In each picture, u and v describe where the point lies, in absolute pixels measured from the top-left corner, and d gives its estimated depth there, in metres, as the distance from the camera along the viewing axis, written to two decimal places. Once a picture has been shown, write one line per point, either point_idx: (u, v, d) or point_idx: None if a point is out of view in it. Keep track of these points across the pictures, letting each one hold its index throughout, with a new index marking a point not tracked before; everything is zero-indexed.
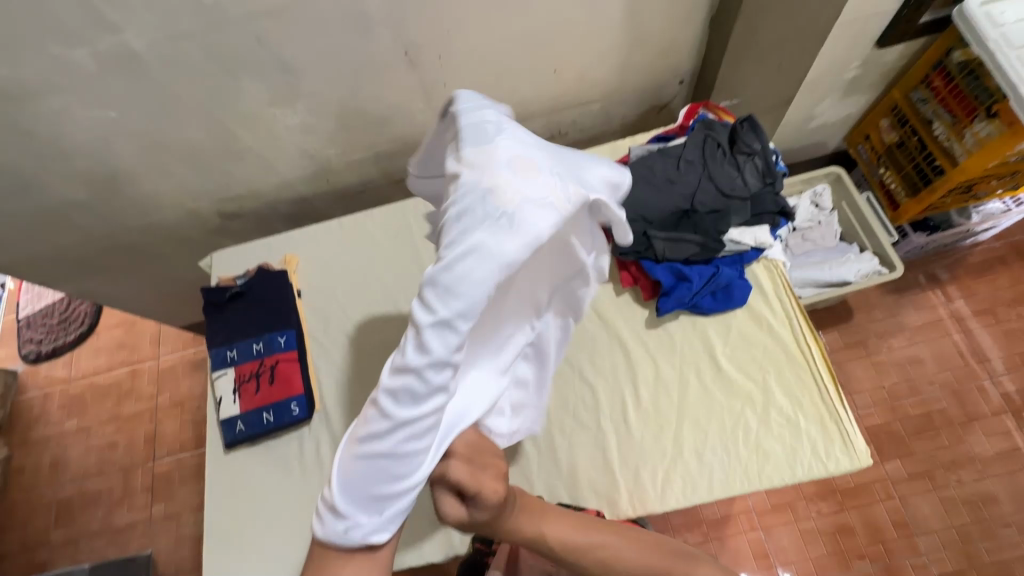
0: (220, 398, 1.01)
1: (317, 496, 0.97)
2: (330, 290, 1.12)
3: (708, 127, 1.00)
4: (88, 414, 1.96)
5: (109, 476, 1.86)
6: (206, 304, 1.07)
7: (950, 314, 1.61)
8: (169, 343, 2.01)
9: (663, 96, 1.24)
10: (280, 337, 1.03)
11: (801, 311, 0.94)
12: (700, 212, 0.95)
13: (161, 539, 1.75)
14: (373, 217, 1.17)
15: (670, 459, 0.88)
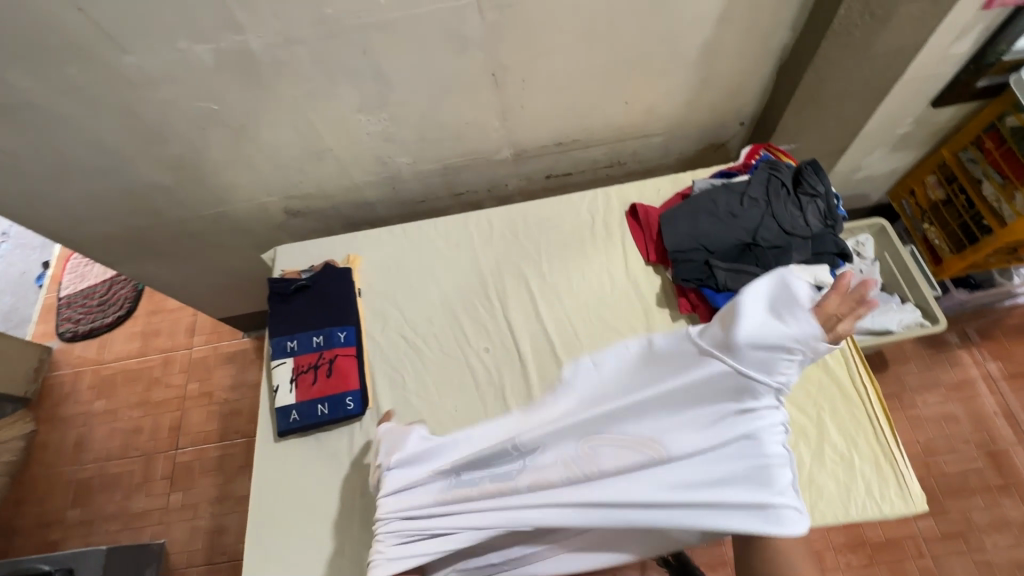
0: (278, 386, 1.03)
1: (363, 491, 0.97)
2: (390, 291, 1.15)
3: (772, 167, 1.05)
4: (117, 396, 1.99)
5: (130, 460, 1.87)
6: (272, 294, 1.11)
7: (987, 374, 1.60)
8: (203, 334, 2.05)
9: (721, 136, 1.29)
10: (341, 332, 1.06)
11: (857, 352, 0.95)
12: (763, 246, 0.98)
13: (176, 529, 1.75)
14: (436, 226, 1.21)
15: None
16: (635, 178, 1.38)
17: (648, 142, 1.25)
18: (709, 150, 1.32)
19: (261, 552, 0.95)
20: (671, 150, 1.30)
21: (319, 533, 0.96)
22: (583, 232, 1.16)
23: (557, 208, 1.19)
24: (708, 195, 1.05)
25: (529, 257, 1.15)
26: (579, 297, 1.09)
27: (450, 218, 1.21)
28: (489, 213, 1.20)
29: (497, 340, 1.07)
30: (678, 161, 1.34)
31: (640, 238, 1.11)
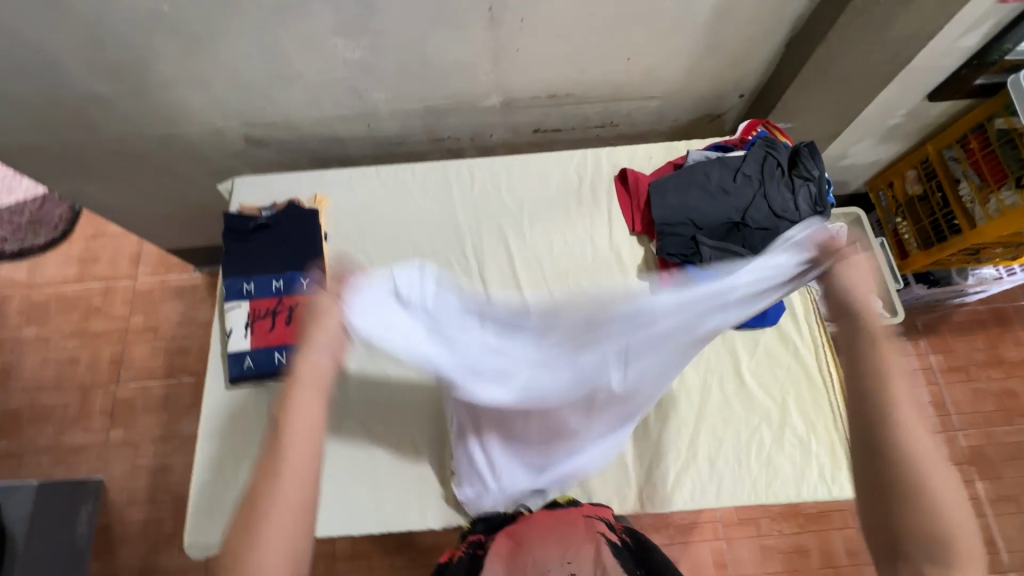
0: (230, 331, 0.96)
1: (321, 446, 0.94)
2: (359, 239, 1.08)
3: (769, 145, 1.01)
4: (50, 324, 1.84)
5: (65, 392, 1.76)
6: (228, 231, 1.02)
7: (928, 365, 1.69)
8: (149, 265, 1.90)
9: (719, 107, 1.23)
10: (303, 278, 0.99)
11: (827, 340, 0.96)
12: (751, 227, 0.96)
13: (115, 465, 1.67)
14: (413, 172, 1.12)
15: (683, 462, 0.90)
16: (626, 143, 1.32)
17: (644, 105, 1.19)
18: (704, 121, 1.27)
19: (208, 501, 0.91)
20: (666, 116, 1.24)
21: None
22: (568, 195, 1.10)
23: (543, 165, 1.12)
24: (702, 168, 1.00)
25: (509, 215, 1.09)
26: (559, 263, 1.05)
27: (429, 165, 1.13)
28: (471, 163, 1.12)
29: (470, 300, 1.02)
30: (672, 129, 1.29)
31: (627, 207, 1.07)
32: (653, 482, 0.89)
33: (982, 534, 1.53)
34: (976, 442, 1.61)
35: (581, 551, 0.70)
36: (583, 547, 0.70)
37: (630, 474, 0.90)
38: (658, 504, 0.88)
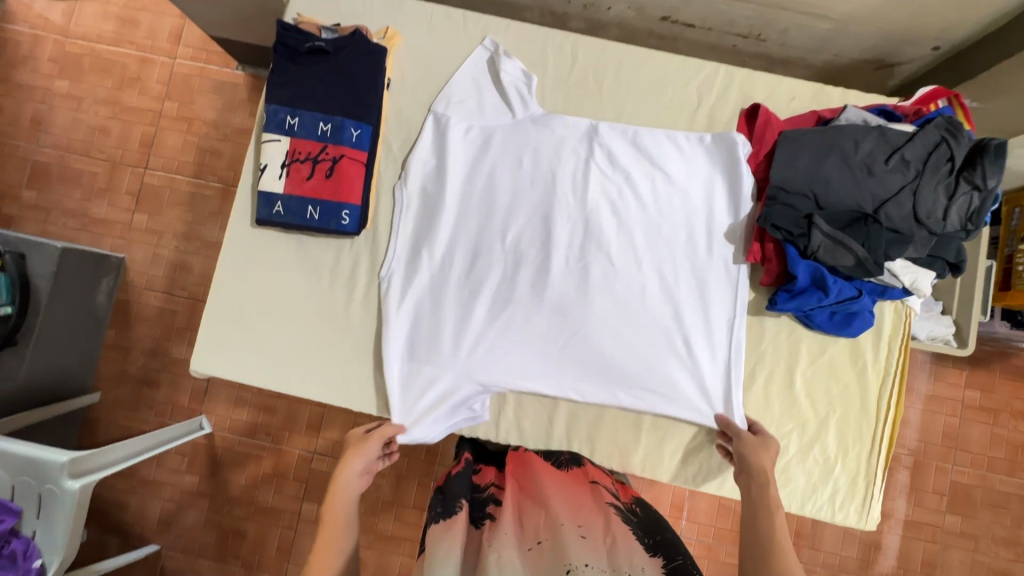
0: (265, 166, 0.85)
1: (339, 314, 0.89)
2: (424, 98, 0.91)
3: (950, 129, 0.79)
4: (82, 83, 1.73)
5: (93, 160, 1.71)
6: (279, 46, 0.85)
7: (959, 398, 1.60)
8: (189, 46, 1.72)
9: (897, 55, 0.97)
10: (354, 129, 0.85)
11: (902, 370, 0.86)
12: (881, 224, 0.79)
13: (137, 248, 1.69)
14: (506, 30, 0.92)
15: (698, 443, 0.86)
16: (764, 65, 1.07)
17: (810, 26, 0.93)
18: (870, 67, 1.01)
19: (217, 337, 0.88)
20: (830, 46, 0.97)
21: (283, 340, 0.88)
22: (678, 117, 0.91)
23: (662, 70, 0.91)
24: (852, 134, 0.81)
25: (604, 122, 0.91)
26: (663, 200, 0.87)
27: (528, 28, 0.92)
28: (578, 40, 0.92)
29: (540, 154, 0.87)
30: (826, 65, 1.03)
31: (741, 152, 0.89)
32: (660, 453, 0.86)
33: (925, 555, 1.57)
34: (967, 480, 1.58)
35: (591, 516, 0.69)
36: (594, 518, 0.69)
37: (640, 439, 0.86)
38: (659, 475, 0.86)
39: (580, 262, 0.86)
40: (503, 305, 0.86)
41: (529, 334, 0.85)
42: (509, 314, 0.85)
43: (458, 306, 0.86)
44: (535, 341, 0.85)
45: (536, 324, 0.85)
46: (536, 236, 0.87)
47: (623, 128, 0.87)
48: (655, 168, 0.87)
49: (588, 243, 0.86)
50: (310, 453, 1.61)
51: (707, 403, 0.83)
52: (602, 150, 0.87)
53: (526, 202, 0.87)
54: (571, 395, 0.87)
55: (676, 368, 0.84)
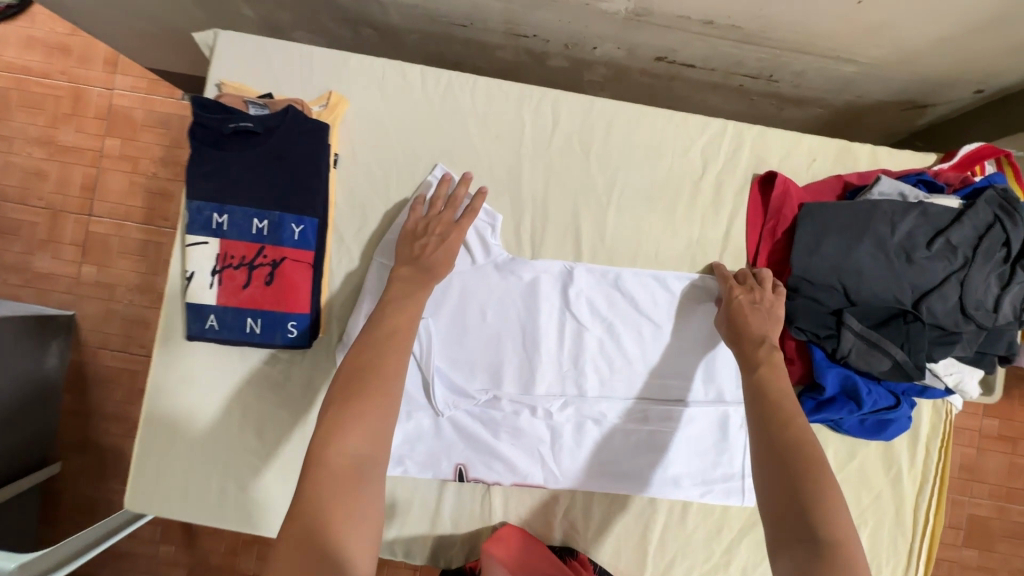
0: (192, 274, 0.72)
1: (293, 438, 0.76)
2: (380, 175, 0.77)
3: (1004, 206, 0.67)
4: (11, 121, 1.55)
5: (31, 208, 1.55)
6: (196, 128, 0.70)
7: (976, 427, 1.52)
8: (128, 75, 1.55)
9: (931, 97, 0.83)
10: (296, 225, 0.71)
11: (942, 476, 0.75)
12: (923, 322, 0.67)
13: (89, 303, 1.54)
14: (473, 91, 0.78)
15: (711, 566, 0.75)
16: (775, 104, 0.93)
17: (832, 69, 0.79)
18: (898, 108, 0.87)
19: (150, 472, 0.75)
20: (854, 87, 0.83)
21: (228, 472, 0.76)
22: (680, 188, 0.77)
23: (660, 131, 0.77)
24: (888, 212, 0.68)
25: (593, 196, 0.77)
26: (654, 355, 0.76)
27: (499, 85, 0.77)
28: (558, 98, 0.77)
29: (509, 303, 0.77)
30: (846, 106, 0.90)
31: (754, 227, 0.76)
32: None
33: None
34: (984, 512, 1.51)
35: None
36: None
37: (645, 566, 0.76)
38: None
39: (558, 428, 0.76)
40: (475, 466, 0.75)
41: (508, 493, 0.76)
42: (482, 476, 0.75)
43: (425, 471, 0.75)
44: (515, 501, 0.76)
45: (513, 483, 0.75)
46: (511, 383, 0.76)
47: (603, 271, 0.76)
48: (642, 315, 0.76)
49: (569, 388, 0.76)
50: None
51: (708, 574, 0.75)
52: (579, 297, 0.76)
53: (494, 344, 0.76)
54: (566, 518, 0.76)
55: (666, 537, 0.76)
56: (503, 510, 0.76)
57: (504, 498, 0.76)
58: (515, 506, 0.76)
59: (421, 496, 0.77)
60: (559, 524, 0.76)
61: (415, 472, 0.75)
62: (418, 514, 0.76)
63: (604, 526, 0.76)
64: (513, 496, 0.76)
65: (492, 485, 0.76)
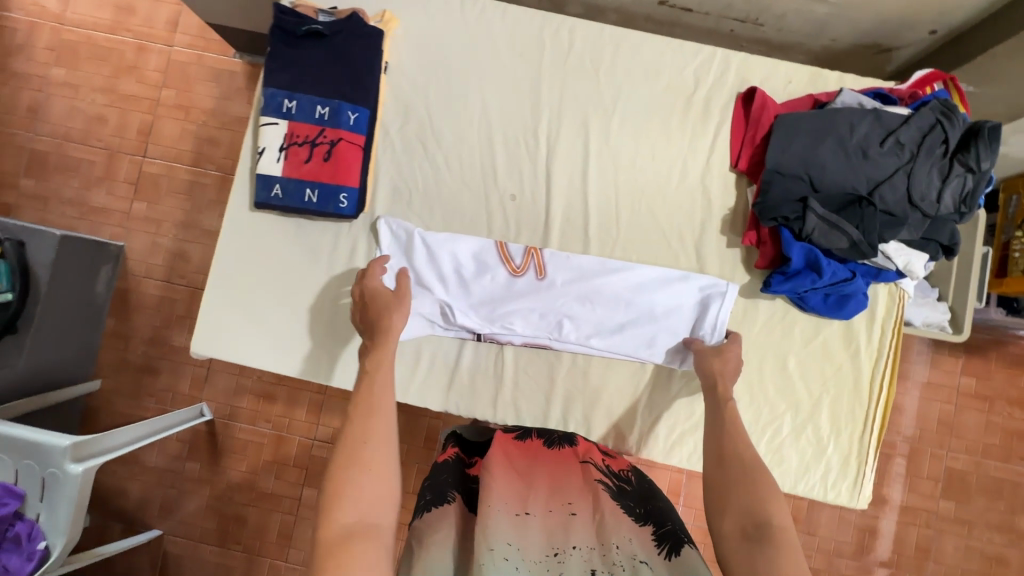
0: (263, 150, 0.86)
1: (335, 298, 0.90)
2: (422, 81, 0.91)
3: (946, 112, 0.80)
4: (79, 71, 1.72)
5: (92, 148, 1.71)
6: (276, 30, 0.86)
7: (954, 385, 1.61)
8: (187, 34, 1.72)
9: (895, 40, 0.97)
10: (352, 112, 0.86)
11: (895, 352, 0.86)
12: (875, 206, 0.80)
13: (137, 236, 1.69)
14: (502, 15, 0.92)
15: (693, 424, 0.87)
16: (762, 49, 1.08)
17: (808, 10, 0.93)
18: (868, 52, 1.01)
19: (214, 323, 0.89)
20: (828, 30, 0.97)
21: (279, 325, 0.89)
22: (675, 102, 0.91)
23: (657, 54, 0.91)
24: (848, 116, 0.82)
25: (600, 106, 0.91)
26: (643, 238, 0.90)
27: (525, 11, 0.92)
28: (573, 23, 0.92)
29: (526, 193, 0.91)
30: (823, 51, 1.04)
31: (737, 136, 0.90)
32: (654, 435, 0.87)
33: (917, 540, 1.59)
34: (961, 465, 1.60)
35: (584, 495, 0.70)
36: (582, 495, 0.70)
37: (636, 421, 0.87)
38: (654, 456, 0.87)
39: (564, 302, 0.88)
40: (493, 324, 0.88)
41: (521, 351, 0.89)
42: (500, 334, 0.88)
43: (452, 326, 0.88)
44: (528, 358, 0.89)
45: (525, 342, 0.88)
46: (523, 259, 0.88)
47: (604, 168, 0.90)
48: (635, 205, 0.90)
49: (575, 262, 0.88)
50: (311, 440, 1.63)
51: (689, 430, 0.87)
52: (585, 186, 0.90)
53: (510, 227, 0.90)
54: (568, 376, 0.88)
55: (653, 396, 0.88)
56: (513, 368, 0.89)
57: (518, 356, 0.89)
58: (527, 362, 0.89)
59: (442, 352, 0.89)
60: (561, 381, 0.88)
61: (440, 331, 0.89)
62: (440, 368, 0.89)
63: (600, 385, 0.88)
64: (523, 356, 0.89)
65: (505, 344, 0.88)
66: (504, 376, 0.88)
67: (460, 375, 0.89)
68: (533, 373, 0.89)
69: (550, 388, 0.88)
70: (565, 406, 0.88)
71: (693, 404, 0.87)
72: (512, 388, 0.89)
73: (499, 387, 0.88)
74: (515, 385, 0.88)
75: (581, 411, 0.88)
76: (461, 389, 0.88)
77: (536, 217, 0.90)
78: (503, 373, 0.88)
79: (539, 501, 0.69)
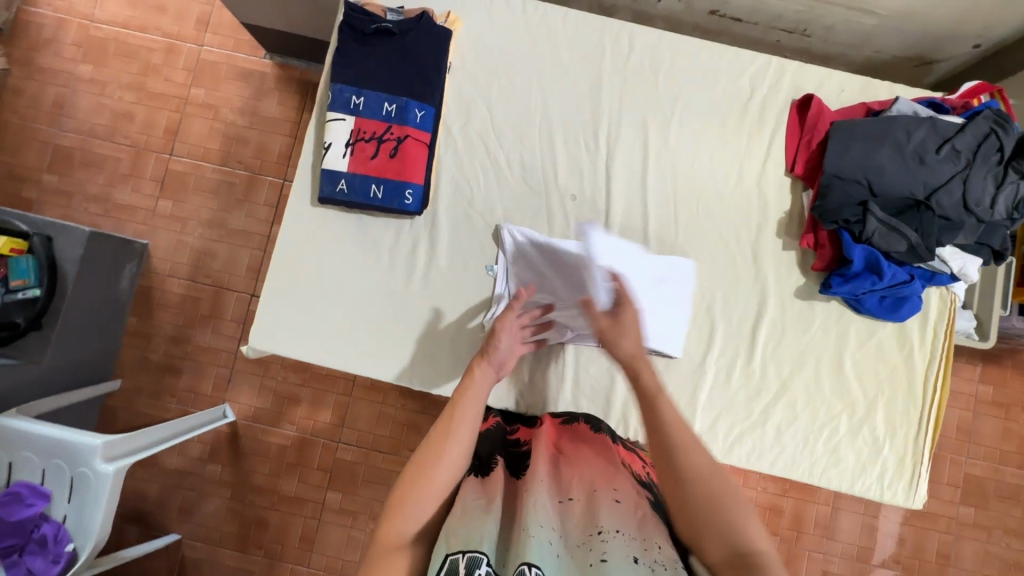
0: (329, 145, 0.86)
1: (396, 294, 0.90)
2: (484, 82, 0.93)
3: (1000, 121, 0.83)
4: (107, 68, 1.71)
5: (118, 145, 1.69)
6: (344, 27, 0.86)
7: (972, 392, 1.64)
8: (217, 34, 1.72)
9: (938, 53, 1.00)
10: (419, 110, 0.86)
11: (947, 354, 0.88)
12: (933, 211, 0.82)
13: (162, 234, 1.67)
14: (564, 19, 0.94)
15: (750, 423, 0.88)
16: (805, 60, 1.11)
17: (858, 22, 0.96)
18: (909, 64, 1.05)
19: (273, 319, 0.89)
20: (875, 41, 1.00)
21: (339, 322, 0.89)
22: (732, 107, 0.93)
23: (715, 61, 0.94)
24: (905, 124, 0.84)
25: (659, 110, 0.93)
26: (702, 239, 0.91)
27: (586, 15, 0.94)
28: (633, 29, 0.94)
29: (586, 192, 0.92)
30: (865, 62, 1.07)
31: (793, 141, 0.92)
32: (713, 434, 0.88)
33: (938, 545, 1.61)
34: (980, 471, 1.63)
35: (626, 484, 0.68)
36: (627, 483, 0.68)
37: (694, 421, 0.88)
38: (712, 456, 0.88)
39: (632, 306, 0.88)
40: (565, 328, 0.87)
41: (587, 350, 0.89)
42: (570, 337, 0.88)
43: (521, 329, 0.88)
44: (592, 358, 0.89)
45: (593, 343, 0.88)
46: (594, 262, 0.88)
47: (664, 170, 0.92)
48: (694, 207, 0.92)
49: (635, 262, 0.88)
50: (335, 443, 1.61)
51: (747, 429, 0.88)
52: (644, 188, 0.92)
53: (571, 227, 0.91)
54: (627, 375, 0.89)
55: (712, 395, 0.88)
56: (574, 367, 0.89)
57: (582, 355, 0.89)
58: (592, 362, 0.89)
59: None
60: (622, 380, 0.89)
61: None
62: None
63: (659, 384, 0.89)
64: (584, 355, 0.89)
65: (566, 343, 0.89)
66: (565, 374, 0.89)
67: (522, 373, 0.89)
68: (594, 373, 0.89)
69: (610, 387, 0.89)
70: (625, 405, 0.88)
71: (750, 403, 0.88)
72: (572, 386, 0.89)
73: (560, 385, 0.89)
74: (576, 384, 0.89)
75: (640, 411, 0.88)
76: (521, 387, 0.89)
77: (597, 218, 0.91)
78: (564, 371, 0.89)
79: (581, 484, 0.67)
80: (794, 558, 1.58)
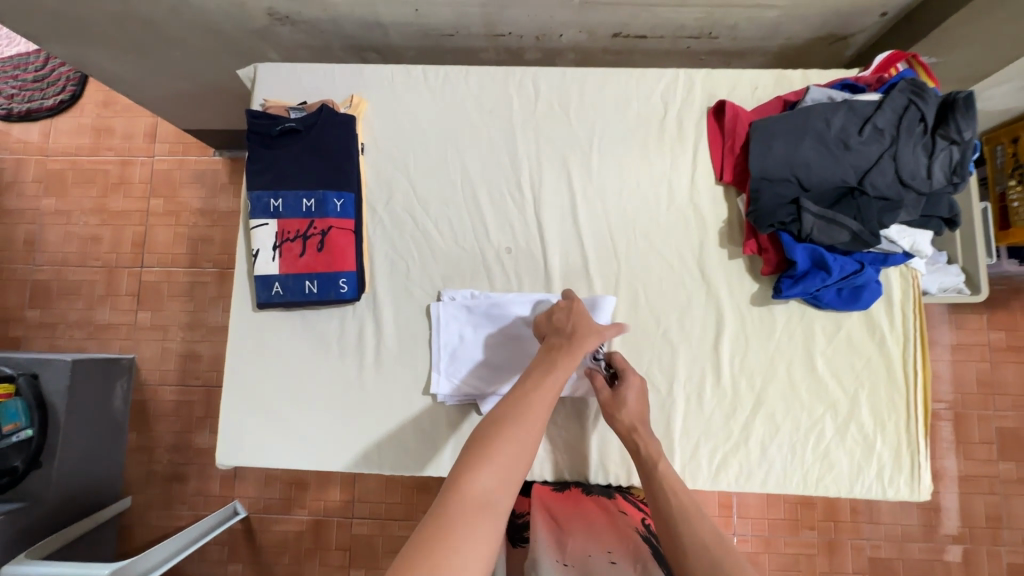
0: (258, 251, 0.87)
1: (352, 382, 0.89)
2: (399, 155, 0.93)
3: (916, 91, 0.80)
4: (68, 197, 1.77)
5: (91, 268, 1.74)
6: (252, 135, 0.88)
7: (985, 342, 1.49)
8: (165, 143, 1.77)
9: (849, 27, 0.98)
10: (338, 199, 0.87)
11: (922, 335, 0.85)
12: (868, 194, 0.80)
13: (146, 345, 1.70)
14: (466, 77, 0.94)
15: (734, 443, 0.85)
16: (721, 58, 1.09)
17: (759, 16, 0.94)
18: (824, 43, 1.03)
19: (235, 429, 0.89)
20: (783, 30, 0.99)
21: (300, 420, 0.88)
22: (649, 128, 0.92)
23: (622, 87, 0.93)
24: (821, 112, 0.82)
25: (577, 146, 0.92)
26: (642, 262, 0.90)
27: (485, 71, 0.94)
28: (535, 72, 0.93)
29: (520, 241, 0.91)
30: (781, 49, 1.05)
31: (716, 148, 0.90)
32: (697, 462, 0.85)
33: (987, 509, 1.45)
34: (1011, 424, 1.47)
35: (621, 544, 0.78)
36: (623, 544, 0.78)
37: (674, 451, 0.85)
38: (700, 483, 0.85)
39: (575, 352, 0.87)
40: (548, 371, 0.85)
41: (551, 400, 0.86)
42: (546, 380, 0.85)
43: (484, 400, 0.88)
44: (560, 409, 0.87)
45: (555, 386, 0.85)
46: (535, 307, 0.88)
47: (594, 203, 0.91)
48: (632, 233, 0.90)
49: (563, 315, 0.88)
50: (348, 519, 1.59)
51: (730, 452, 0.85)
52: (578, 225, 0.91)
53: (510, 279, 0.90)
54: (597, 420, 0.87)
55: (688, 426, 0.85)
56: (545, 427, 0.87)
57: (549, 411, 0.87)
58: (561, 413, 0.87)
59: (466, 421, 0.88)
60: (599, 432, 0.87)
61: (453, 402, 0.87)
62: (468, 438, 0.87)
63: None
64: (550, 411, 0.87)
65: None
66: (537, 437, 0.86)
67: None
68: (564, 428, 0.87)
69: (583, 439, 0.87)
70: (602, 452, 0.86)
71: (727, 424, 0.85)
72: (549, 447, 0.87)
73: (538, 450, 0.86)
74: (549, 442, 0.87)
75: (619, 458, 0.86)
76: None
77: (537, 264, 0.90)
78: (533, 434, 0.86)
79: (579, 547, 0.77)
80: (838, 551, 1.45)
